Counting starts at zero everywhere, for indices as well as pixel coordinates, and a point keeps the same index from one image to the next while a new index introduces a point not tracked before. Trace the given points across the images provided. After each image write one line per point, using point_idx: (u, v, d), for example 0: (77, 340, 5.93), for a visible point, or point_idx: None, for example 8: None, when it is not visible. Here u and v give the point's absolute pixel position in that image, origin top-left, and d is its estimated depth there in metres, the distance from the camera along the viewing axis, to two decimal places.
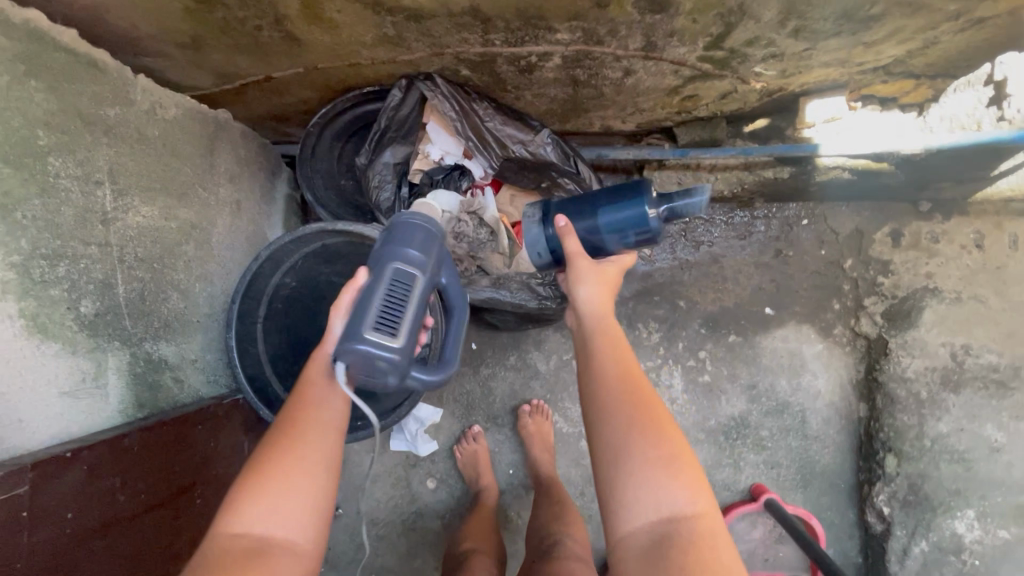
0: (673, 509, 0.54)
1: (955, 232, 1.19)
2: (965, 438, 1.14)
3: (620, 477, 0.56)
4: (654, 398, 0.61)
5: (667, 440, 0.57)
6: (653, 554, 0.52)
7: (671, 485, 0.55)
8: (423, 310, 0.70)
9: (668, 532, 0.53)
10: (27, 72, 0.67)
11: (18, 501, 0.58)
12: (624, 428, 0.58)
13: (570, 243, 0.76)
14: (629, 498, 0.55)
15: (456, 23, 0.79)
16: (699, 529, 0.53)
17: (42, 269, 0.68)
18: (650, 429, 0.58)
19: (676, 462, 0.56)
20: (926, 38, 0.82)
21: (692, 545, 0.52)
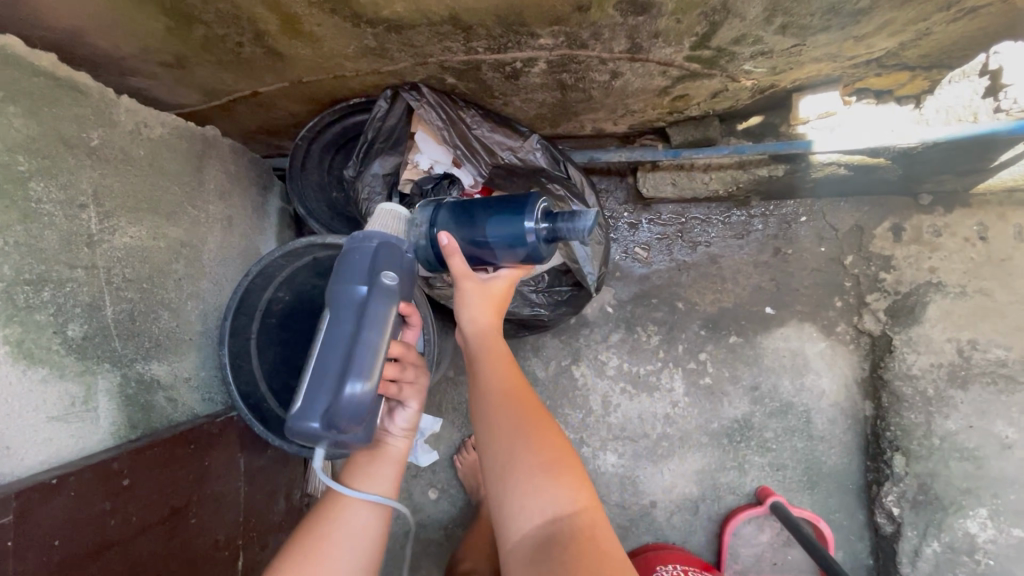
0: (558, 512, 0.57)
1: (957, 225, 1.17)
2: (974, 435, 1.11)
3: (509, 490, 0.59)
4: (537, 406, 0.65)
5: (549, 446, 0.61)
6: (540, 556, 0.55)
7: (553, 488, 0.58)
8: (335, 341, 0.64)
9: (552, 532, 0.56)
10: (6, 98, 0.66)
11: (4, 531, 0.58)
12: (508, 443, 0.61)
13: (454, 262, 0.70)
14: (517, 508, 0.58)
15: (437, 32, 0.79)
16: (584, 525, 0.57)
17: (27, 295, 0.67)
18: (532, 439, 0.61)
19: (557, 465, 0.60)
20: (918, 29, 0.80)
21: (577, 540, 0.55)
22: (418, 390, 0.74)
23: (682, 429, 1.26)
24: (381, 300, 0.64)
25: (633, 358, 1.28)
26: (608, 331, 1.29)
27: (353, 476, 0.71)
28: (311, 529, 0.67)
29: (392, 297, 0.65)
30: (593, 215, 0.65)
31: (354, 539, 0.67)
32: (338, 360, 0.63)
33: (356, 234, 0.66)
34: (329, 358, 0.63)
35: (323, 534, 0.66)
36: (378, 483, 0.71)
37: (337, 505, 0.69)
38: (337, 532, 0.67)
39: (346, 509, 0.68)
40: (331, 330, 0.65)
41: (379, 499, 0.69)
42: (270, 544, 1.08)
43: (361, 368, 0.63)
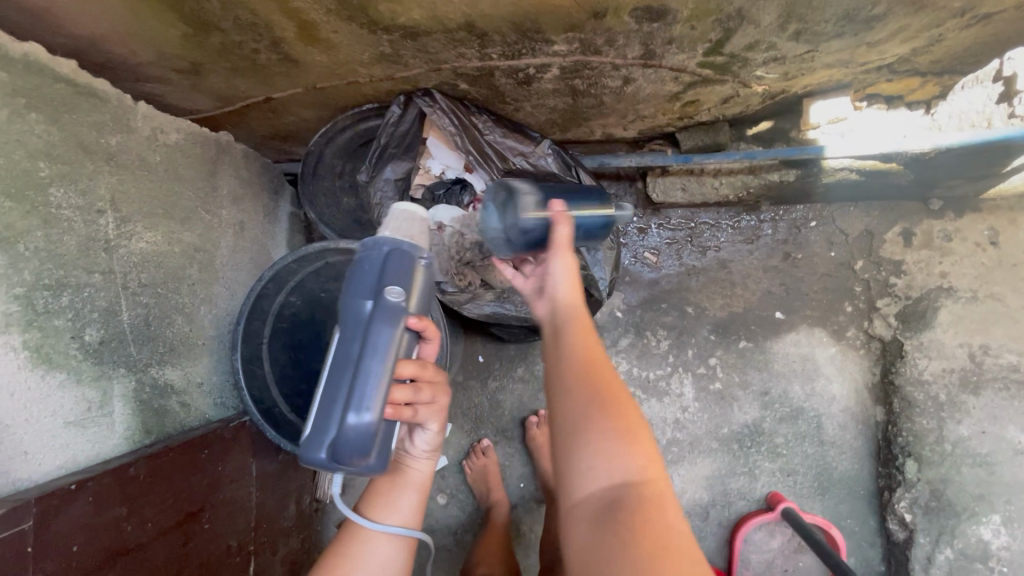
0: (625, 472, 0.48)
1: (968, 230, 1.17)
2: (987, 441, 1.11)
3: (573, 443, 0.51)
4: (613, 370, 0.55)
5: (623, 401, 0.52)
6: (604, 521, 0.46)
7: (627, 446, 0.49)
8: (339, 364, 0.63)
9: (618, 501, 0.47)
10: (27, 105, 0.67)
11: (24, 537, 0.58)
12: (582, 392, 0.52)
13: (561, 230, 0.69)
14: (579, 462, 0.50)
15: (453, 38, 0.79)
16: (654, 504, 0.47)
17: (46, 300, 0.68)
18: (605, 391, 0.53)
19: (632, 423, 0.51)
20: (932, 35, 0.81)
21: (642, 511, 0.46)
22: (436, 412, 0.70)
23: (692, 435, 1.26)
24: (383, 322, 0.62)
25: (643, 363, 1.28)
26: (617, 336, 1.29)
27: (376, 506, 0.71)
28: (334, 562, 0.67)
29: (396, 318, 0.63)
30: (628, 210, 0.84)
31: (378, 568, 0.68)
32: (342, 385, 0.62)
33: (365, 245, 0.66)
34: (334, 383, 0.62)
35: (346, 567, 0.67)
36: (399, 514, 0.70)
37: (358, 537, 0.69)
38: (359, 567, 0.67)
39: (369, 540, 0.69)
40: (336, 353, 0.64)
41: (399, 532, 0.69)
42: (281, 549, 1.08)
43: (362, 397, 0.60)
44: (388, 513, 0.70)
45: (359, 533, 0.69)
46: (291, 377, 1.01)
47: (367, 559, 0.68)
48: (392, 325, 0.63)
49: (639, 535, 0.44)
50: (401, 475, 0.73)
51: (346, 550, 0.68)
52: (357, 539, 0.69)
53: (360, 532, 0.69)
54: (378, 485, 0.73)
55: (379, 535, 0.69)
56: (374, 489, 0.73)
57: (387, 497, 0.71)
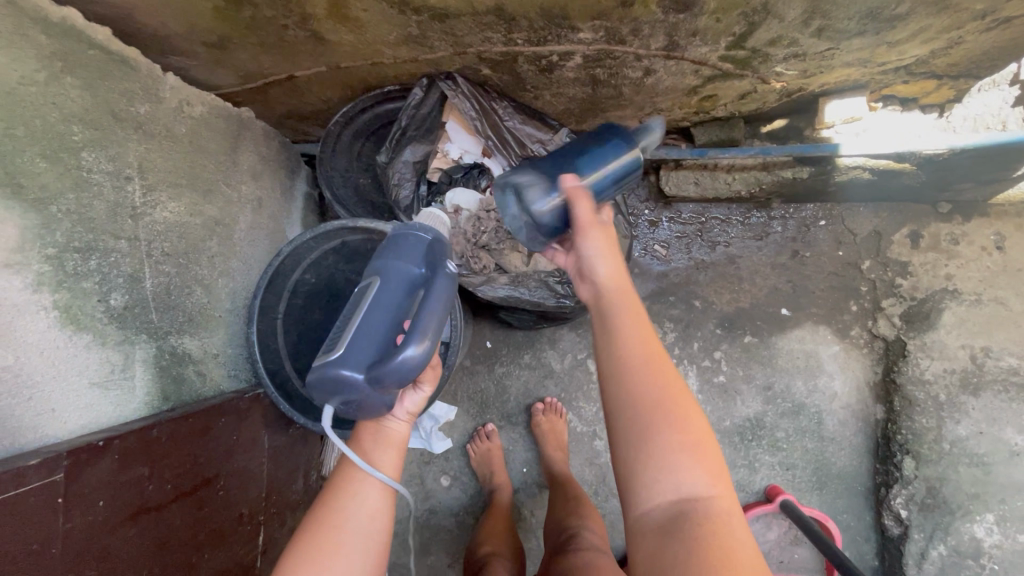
0: (692, 484, 0.53)
1: (975, 234, 1.18)
2: (984, 442, 1.13)
3: (640, 452, 0.55)
4: (678, 375, 0.59)
5: (685, 412, 0.56)
6: (672, 528, 0.51)
7: (692, 458, 0.54)
8: (383, 305, 0.67)
9: (686, 508, 0.52)
10: (63, 69, 0.68)
11: (55, 488, 0.59)
12: (650, 404, 0.56)
13: (581, 209, 0.72)
14: (649, 472, 0.54)
15: (480, 22, 0.80)
16: (720, 508, 0.52)
17: (76, 262, 0.69)
18: (669, 402, 0.57)
19: (695, 436, 0.55)
20: (951, 37, 0.82)
21: (710, 519, 0.51)
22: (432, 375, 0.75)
23: None
24: (442, 280, 0.71)
25: None
26: None
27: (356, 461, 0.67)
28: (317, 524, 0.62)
29: (448, 283, 0.72)
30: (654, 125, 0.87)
31: (367, 521, 0.63)
32: (391, 320, 0.66)
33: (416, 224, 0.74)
34: (380, 316, 0.66)
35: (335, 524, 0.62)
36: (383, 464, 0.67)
37: (341, 491, 0.65)
38: (344, 516, 0.63)
39: (353, 493, 0.65)
40: (378, 297, 0.67)
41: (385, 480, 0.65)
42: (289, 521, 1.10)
43: (418, 332, 0.65)
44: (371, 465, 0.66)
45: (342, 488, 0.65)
46: (305, 352, 1.02)
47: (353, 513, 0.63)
48: (446, 287, 0.71)
49: (708, 543, 0.50)
50: (379, 429, 0.69)
51: (327, 508, 0.63)
52: (338, 494, 0.65)
53: (342, 487, 0.65)
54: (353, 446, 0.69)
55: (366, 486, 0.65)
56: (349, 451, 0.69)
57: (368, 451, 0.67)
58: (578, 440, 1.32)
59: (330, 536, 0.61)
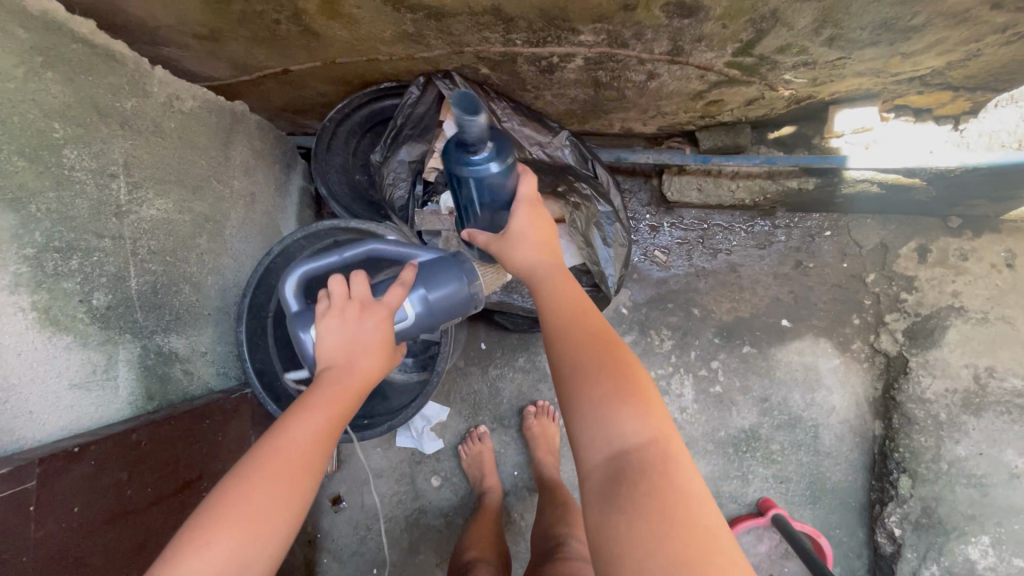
0: (629, 440, 0.52)
1: (984, 250, 1.15)
2: (983, 463, 1.11)
3: (581, 419, 0.54)
4: (612, 339, 0.60)
5: (623, 375, 0.56)
6: (610, 487, 0.50)
7: (622, 410, 0.53)
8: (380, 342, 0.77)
9: (621, 463, 0.51)
10: (44, 64, 0.66)
11: (26, 495, 0.59)
12: (589, 370, 0.56)
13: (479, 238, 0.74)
14: (582, 433, 0.54)
15: (477, 21, 0.77)
16: (655, 454, 0.51)
17: (55, 262, 0.68)
18: (608, 368, 0.56)
19: (629, 392, 0.55)
20: (968, 50, 0.79)
21: (644, 469, 0.50)
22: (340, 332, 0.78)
23: (689, 435, 1.25)
24: None
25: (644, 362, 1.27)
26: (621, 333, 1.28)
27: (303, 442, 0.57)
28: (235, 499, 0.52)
29: None
30: (460, 106, 0.60)
31: (289, 510, 0.54)
32: None
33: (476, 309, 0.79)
34: None
35: (262, 506, 0.52)
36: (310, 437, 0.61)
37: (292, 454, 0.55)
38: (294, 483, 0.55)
39: (286, 475, 0.54)
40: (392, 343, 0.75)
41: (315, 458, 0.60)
42: None
43: None
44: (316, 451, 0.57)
45: (275, 462, 0.54)
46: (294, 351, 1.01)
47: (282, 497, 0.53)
48: None
49: (642, 495, 0.48)
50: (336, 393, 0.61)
51: (254, 483, 0.53)
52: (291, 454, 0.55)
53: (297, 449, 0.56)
54: (295, 422, 0.58)
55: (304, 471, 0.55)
56: (290, 427, 0.57)
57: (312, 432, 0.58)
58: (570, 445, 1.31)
59: (248, 519, 0.51)
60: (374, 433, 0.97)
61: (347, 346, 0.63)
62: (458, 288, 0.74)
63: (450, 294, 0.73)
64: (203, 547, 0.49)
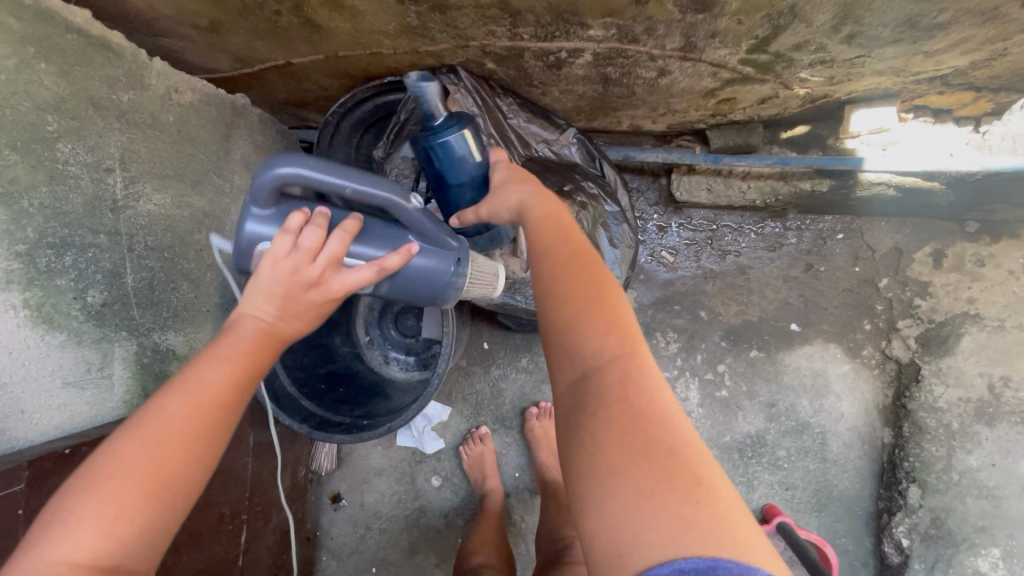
0: (595, 359, 0.50)
1: (1003, 256, 1.12)
2: (995, 474, 1.09)
3: (556, 351, 0.53)
4: (592, 265, 0.59)
5: (591, 304, 0.54)
6: (573, 413, 0.49)
7: (595, 332, 0.51)
8: None
9: (587, 383, 0.49)
10: (37, 54, 0.65)
11: (16, 498, 0.66)
12: (559, 303, 0.55)
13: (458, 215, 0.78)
14: (559, 356, 0.53)
15: (484, 14, 0.75)
16: (622, 373, 0.49)
17: (48, 259, 0.66)
18: (577, 295, 0.55)
19: (600, 315, 0.53)
20: (996, 49, 0.75)
21: (607, 388, 0.48)
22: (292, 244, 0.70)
23: None
24: None
25: None
26: None
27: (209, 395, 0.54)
28: (122, 464, 0.49)
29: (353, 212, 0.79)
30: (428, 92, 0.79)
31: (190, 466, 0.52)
32: None
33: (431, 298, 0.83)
34: None
35: (159, 470, 0.50)
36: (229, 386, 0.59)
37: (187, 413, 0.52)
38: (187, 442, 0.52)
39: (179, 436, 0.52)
40: None
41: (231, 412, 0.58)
42: (273, 519, 1.12)
43: None
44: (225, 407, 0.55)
45: (167, 427, 0.51)
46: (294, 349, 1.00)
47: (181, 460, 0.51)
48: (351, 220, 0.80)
49: (605, 415, 0.46)
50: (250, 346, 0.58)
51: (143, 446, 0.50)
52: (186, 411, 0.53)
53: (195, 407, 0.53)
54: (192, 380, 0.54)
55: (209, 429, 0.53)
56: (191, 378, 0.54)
57: (217, 383, 0.54)
58: None
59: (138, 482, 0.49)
60: (373, 434, 0.91)
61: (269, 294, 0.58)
62: (427, 282, 0.75)
63: (413, 284, 0.75)
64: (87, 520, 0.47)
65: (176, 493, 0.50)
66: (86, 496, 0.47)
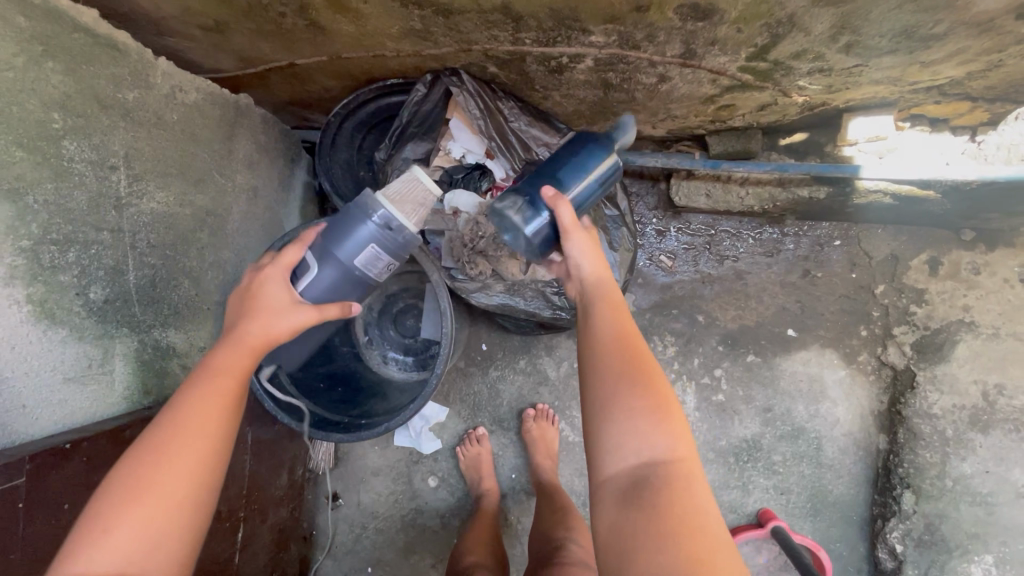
0: (655, 452, 0.54)
1: (998, 264, 1.13)
2: (989, 481, 1.09)
3: (607, 427, 0.56)
4: (649, 353, 0.61)
5: (651, 396, 0.57)
6: (631, 497, 0.52)
7: (654, 427, 0.55)
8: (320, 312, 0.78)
9: (645, 477, 0.53)
10: (44, 53, 0.65)
11: (15, 492, 0.61)
12: (613, 387, 0.58)
13: (564, 211, 0.71)
14: (613, 440, 0.56)
15: (486, 19, 0.76)
16: (677, 472, 0.53)
17: (52, 255, 0.67)
18: (641, 383, 0.57)
19: (659, 407, 0.56)
20: (991, 60, 0.77)
21: (667, 485, 0.52)
22: None
23: None
24: None
25: None
26: None
27: (199, 409, 0.58)
28: (121, 484, 0.54)
29: None
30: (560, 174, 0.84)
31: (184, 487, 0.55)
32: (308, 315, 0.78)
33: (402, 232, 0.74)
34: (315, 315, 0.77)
35: (149, 487, 0.53)
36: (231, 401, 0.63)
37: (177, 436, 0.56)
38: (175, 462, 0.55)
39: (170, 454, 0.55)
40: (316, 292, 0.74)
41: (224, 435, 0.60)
42: (269, 518, 1.12)
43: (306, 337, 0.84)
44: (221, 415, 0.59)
45: (162, 449, 0.56)
46: None
47: (190, 469, 0.56)
48: None
49: (664, 507, 0.51)
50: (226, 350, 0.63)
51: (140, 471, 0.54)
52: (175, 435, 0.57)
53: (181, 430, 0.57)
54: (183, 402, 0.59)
55: (205, 440, 0.57)
56: (180, 404, 0.58)
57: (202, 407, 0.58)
58: (569, 449, 1.30)
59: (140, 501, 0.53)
60: (370, 433, 0.92)
61: (243, 318, 0.66)
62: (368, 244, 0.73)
63: (372, 250, 0.73)
64: (97, 540, 0.50)
65: (172, 507, 0.54)
66: (100, 513, 0.52)
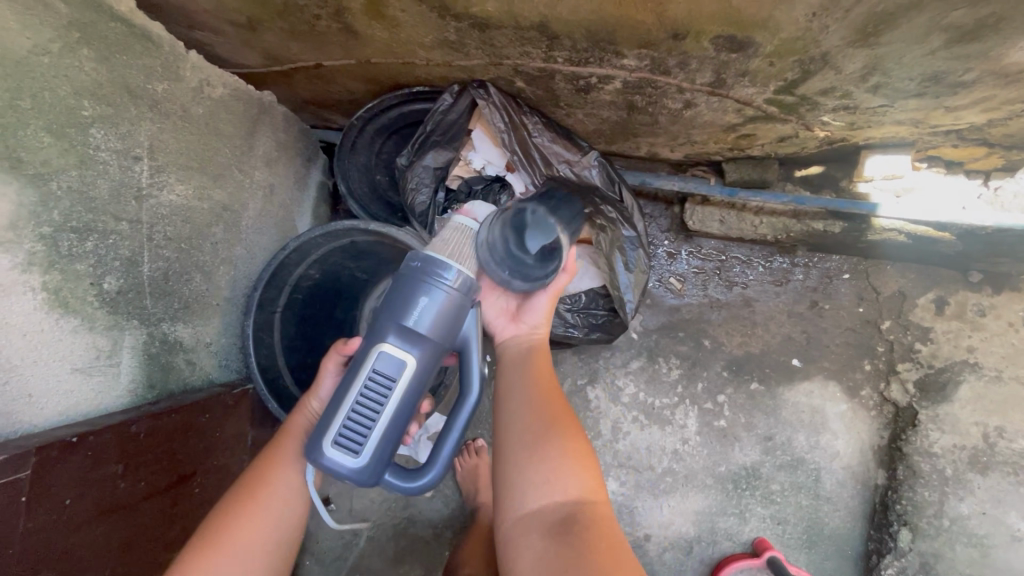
0: (579, 492, 0.60)
1: (1004, 307, 1.14)
2: (985, 523, 1.10)
3: (535, 469, 0.61)
4: (567, 406, 0.68)
5: (572, 441, 0.64)
6: (561, 530, 0.57)
7: (576, 470, 0.61)
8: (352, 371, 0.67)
9: (571, 513, 0.58)
10: (80, 40, 0.65)
11: (18, 485, 0.60)
12: (540, 433, 0.64)
13: (562, 277, 0.77)
14: (539, 480, 0.60)
15: (522, 36, 0.76)
16: (596, 510, 0.59)
17: (70, 243, 0.66)
18: (564, 429, 0.65)
19: (579, 451, 0.63)
20: (1013, 110, 0.78)
21: (592, 522, 0.58)
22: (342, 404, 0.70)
23: (688, 468, 1.24)
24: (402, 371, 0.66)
25: (649, 389, 1.26)
26: (629, 357, 1.27)
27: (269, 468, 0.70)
28: (207, 532, 0.65)
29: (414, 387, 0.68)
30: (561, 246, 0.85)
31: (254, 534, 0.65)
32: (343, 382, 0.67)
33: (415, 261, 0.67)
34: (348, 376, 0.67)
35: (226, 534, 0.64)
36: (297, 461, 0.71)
37: (251, 491, 0.68)
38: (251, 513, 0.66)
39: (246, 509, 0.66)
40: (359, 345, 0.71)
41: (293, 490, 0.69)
42: None
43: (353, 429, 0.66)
44: (284, 461, 0.71)
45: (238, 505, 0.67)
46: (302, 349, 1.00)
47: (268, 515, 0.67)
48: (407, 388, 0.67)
49: (590, 540, 0.56)
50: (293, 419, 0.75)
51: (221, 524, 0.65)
52: (250, 492, 0.68)
53: (251, 488, 0.68)
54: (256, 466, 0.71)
55: (273, 495, 0.68)
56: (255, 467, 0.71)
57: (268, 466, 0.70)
58: None
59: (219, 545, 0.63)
60: None
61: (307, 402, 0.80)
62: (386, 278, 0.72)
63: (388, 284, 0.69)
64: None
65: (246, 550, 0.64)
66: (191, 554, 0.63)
